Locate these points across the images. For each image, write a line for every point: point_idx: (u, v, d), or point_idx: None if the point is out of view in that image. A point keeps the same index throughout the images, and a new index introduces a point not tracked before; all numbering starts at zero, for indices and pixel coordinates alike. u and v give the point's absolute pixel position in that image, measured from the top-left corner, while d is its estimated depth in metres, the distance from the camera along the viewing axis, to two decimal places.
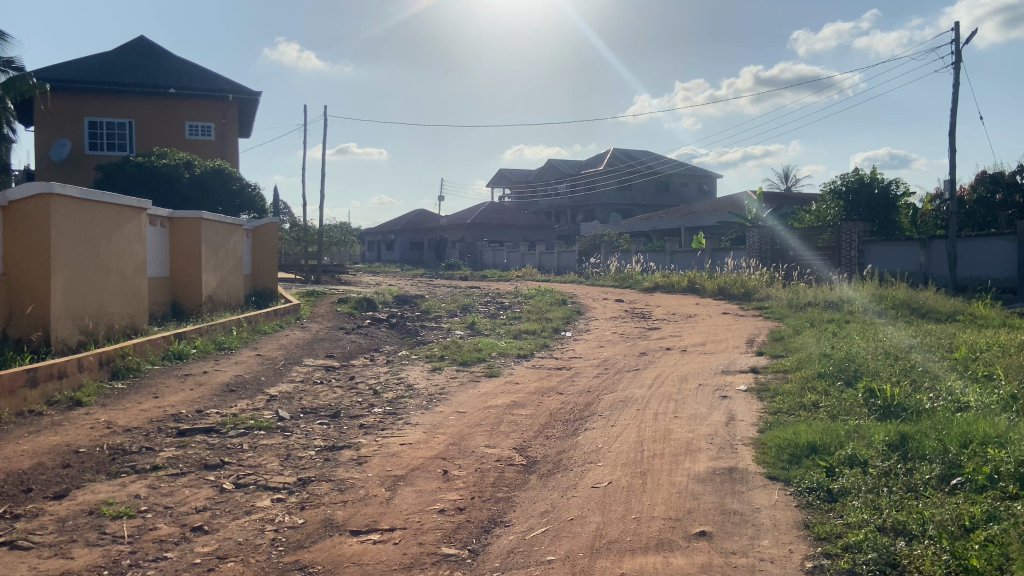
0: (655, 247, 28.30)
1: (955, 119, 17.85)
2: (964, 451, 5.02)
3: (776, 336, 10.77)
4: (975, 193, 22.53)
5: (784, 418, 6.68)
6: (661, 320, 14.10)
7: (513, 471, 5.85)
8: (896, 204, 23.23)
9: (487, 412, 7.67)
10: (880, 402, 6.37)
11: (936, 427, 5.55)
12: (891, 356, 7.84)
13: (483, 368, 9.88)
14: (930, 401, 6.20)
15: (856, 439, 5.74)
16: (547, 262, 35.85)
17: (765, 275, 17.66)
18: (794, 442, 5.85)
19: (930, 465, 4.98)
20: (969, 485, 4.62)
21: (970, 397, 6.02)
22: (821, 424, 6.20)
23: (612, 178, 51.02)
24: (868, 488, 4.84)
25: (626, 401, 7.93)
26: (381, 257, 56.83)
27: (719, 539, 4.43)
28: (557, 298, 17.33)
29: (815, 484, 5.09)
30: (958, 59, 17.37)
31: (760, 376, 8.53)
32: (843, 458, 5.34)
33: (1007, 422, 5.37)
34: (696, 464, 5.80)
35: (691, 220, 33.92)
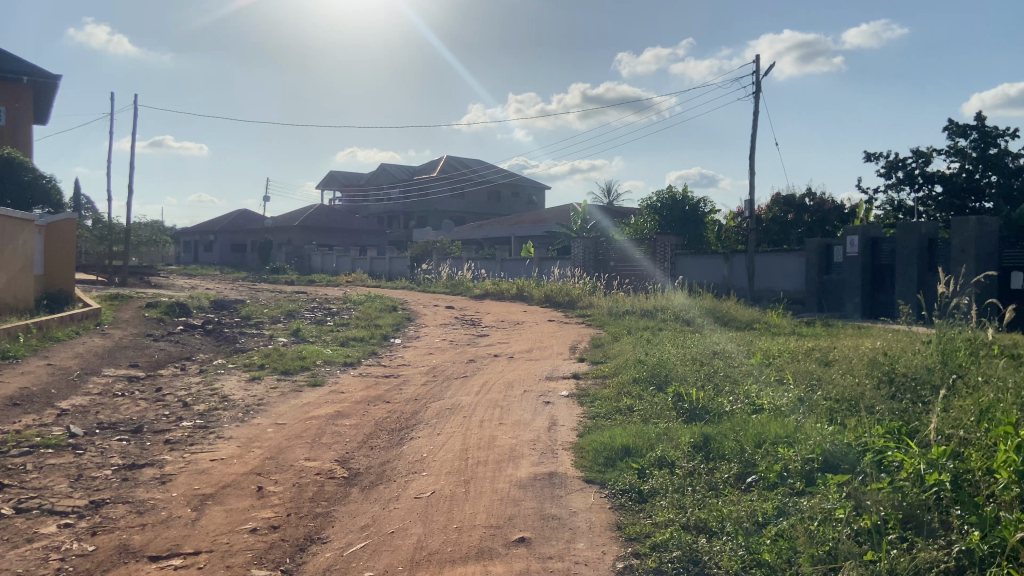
0: (486, 256, 28.72)
1: (754, 143, 19.50)
2: (758, 451, 5.45)
3: (596, 343, 11.22)
4: (770, 213, 24.79)
5: (602, 423, 6.95)
6: (490, 328, 14.26)
7: (333, 484, 5.65)
8: (704, 221, 25.15)
9: (308, 423, 7.37)
10: (687, 406, 6.82)
11: (735, 429, 6.01)
12: (697, 361, 8.41)
13: (306, 377, 9.51)
14: (730, 403, 6.69)
15: (664, 441, 6.10)
16: (377, 267, 35.38)
17: (588, 285, 18.36)
18: (610, 445, 6.11)
19: (730, 465, 5.37)
20: (762, 483, 5.04)
21: (763, 400, 6.55)
22: (635, 427, 6.53)
23: (445, 185, 51.29)
24: (674, 488, 5.14)
25: (452, 408, 7.93)
26: (199, 259, 53.36)
27: (537, 544, 4.51)
28: (386, 304, 17.09)
29: (628, 485, 5.35)
30: (757, 89, 19.01)
31: (582, 382, 8.83)
32: (653, 461, 5.66)
33: (795, 421, 5.91)
34: (518, 469, 5.90)
35: (520, 230, 34.77)
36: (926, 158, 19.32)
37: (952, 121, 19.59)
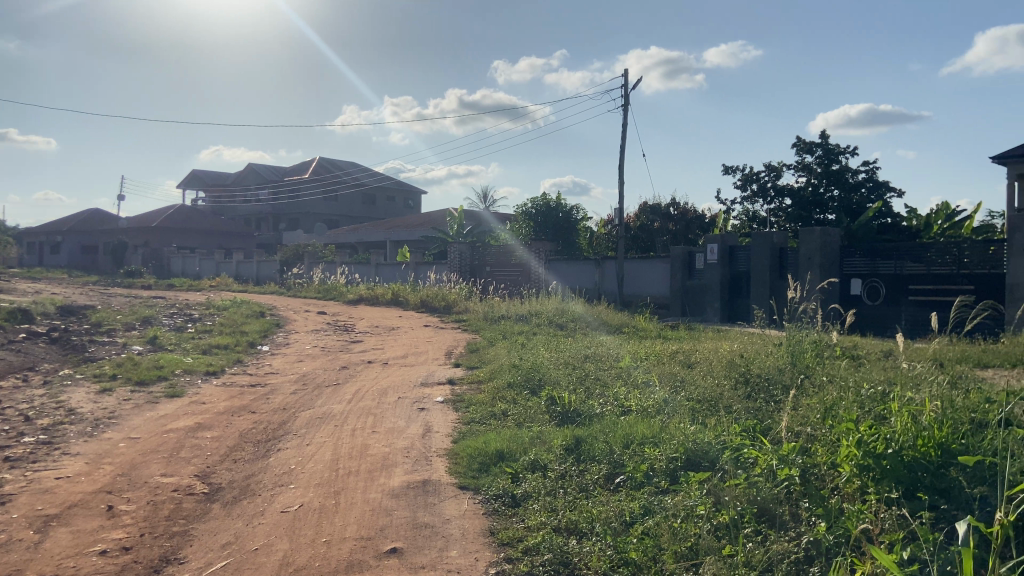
0: (360, 260, 28.21)
1: (623, 154, 20.18)
2: (626, 451, 5.62)
3: (472, 348, 11.23)
4: (639, 221, 25.77)
5: (476, 428, 6.95)
6: (363, 333, 13.96)
7: (193, 501, 5.33)
8: (576, 227, 25.76)
9: (166, 437, 6.93)
10: (559, 409, 6.95)
11: (605, 430, 6.16)
12: (569, 365, 8.59)
13: (164, 387, 8.94)
14: (600, 406, 6.87)
15: (537, 444, 6.18)
16: (245, 271, 33.93)
17: (464, 290, 18.38)
18: (483, 451, 6.12)
19: (600, 466, 5.50)
20: (629, 482, 5.20)
21: (631, 402, 6.76)
22: (508, 432, 6.57)
23: (317, 187, 49.97)
24: (546, 490, 5.21)
25: (323, 417, 7.69)
26: (43, 262, 49.17)
27: (409, 554, 4.44)
28: (254, 309, 16.37)
29: (501, 490, 5.37)
30: (626, 102, 19.71)
31: (456, 388, 8.80)
32: (526, 464, 5.72)
33: (659, 421, 6.14)
34: (391, 478, 5.79)
35: (395, 235, 34.35)
36: (777, 172, 20.65)
37: (799, 138, 21.05)
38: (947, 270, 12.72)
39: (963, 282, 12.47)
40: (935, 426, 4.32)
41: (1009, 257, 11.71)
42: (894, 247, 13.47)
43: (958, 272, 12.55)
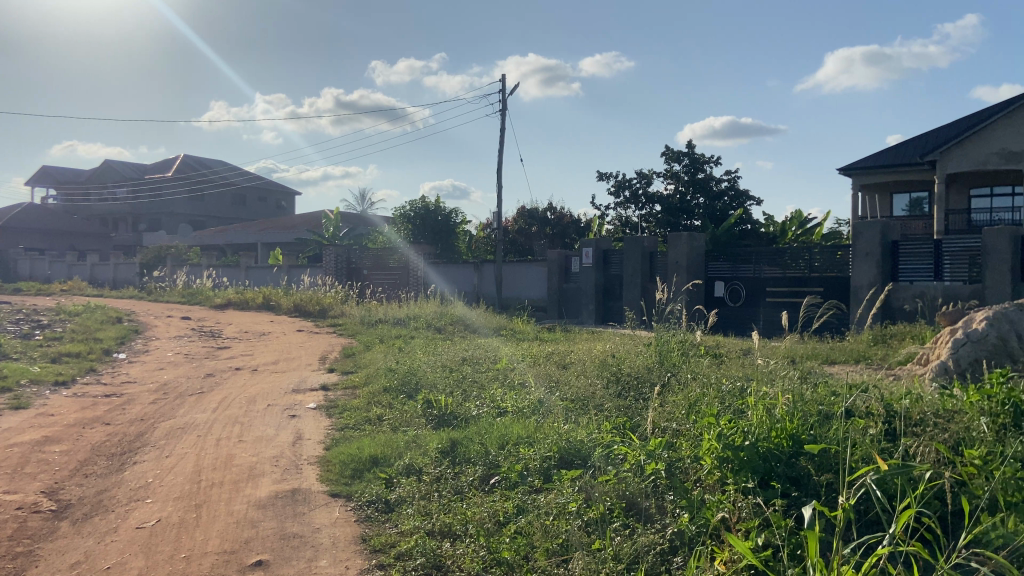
0: (229, 264, 27.03)
1: (502, 158, 20.37)
2: (501, 452, 5.65)
3: (347, 353, 10.99)
4: (516, 225, 26.10)
5: (349, 434, 6.78)
6: (231, 339, 13.35)
7: (37, 520, 4.90)
8: (455, 231, 25.77)
9: (7, 452, 6.34)
10: (436, 412, 6.90)
11: (480, 432, 6.17)
12: (447, 368, 8.56)
13: (6, 399, 8.18)
14: (477, 407, 6.88)
15: (412, 448, 6.11)
16: (100, 274, 31.74)
17: (340, 294, 17.97)
18: (356, 457, 5.98)
19: (474, 467, 5.49)
20: (503, 483, 5.22)
21: (507, 403, 6.80)
22: (383, 437, 6.45)
23: (182, 186, 47.48)
24: (421, 495, 5.15)
25: (185, 428, 7.28)
26: None
27: (276, 566, 4.26)
28: (110, 315, 15.30)
29: (374, 496, 5.26)
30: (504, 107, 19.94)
31: (330, 394, 8.57)
32: (400, 469, 5.64)
33: (534, 422, 6.20)
34: (258, 489, 5.55)
35: (267, 237, 33.14)
36: (647, 180, 21.49)
37: (669, 147, 21.97)
38: (800, 273, 13.61)
39: (814, 284, 13.37)
40: (787, 419, 4.61)
41: (853, 261, 12.66)
42: (754, 252, 14.29)
43: (810, 276, 13.46)
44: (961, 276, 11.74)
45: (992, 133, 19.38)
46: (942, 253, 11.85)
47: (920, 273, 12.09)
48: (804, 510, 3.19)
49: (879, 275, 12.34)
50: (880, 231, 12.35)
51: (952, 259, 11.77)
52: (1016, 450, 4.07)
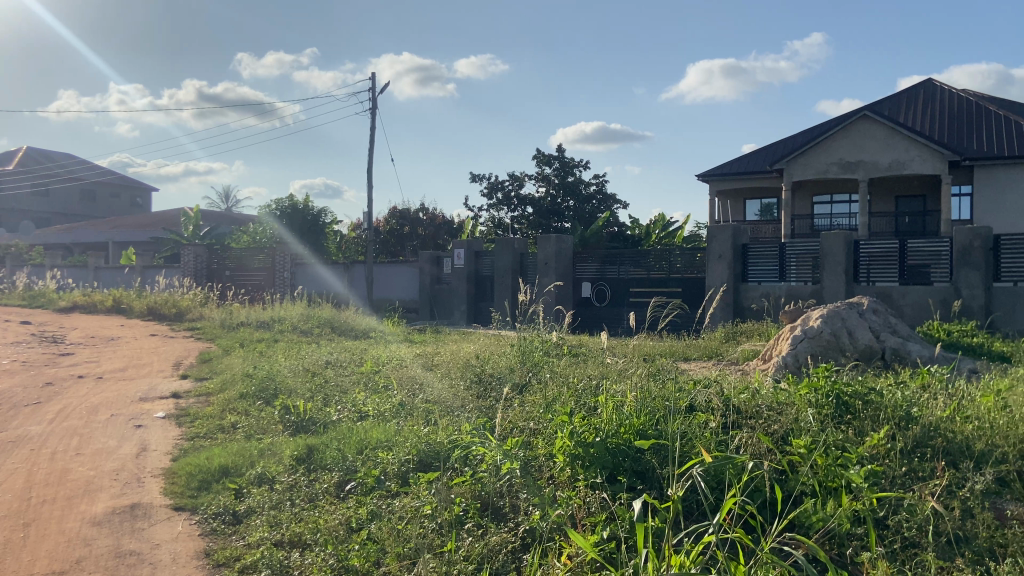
0: (77, 264, 25.20)
1: (372, 158, 20.05)
2: (359, 457, 5.54)
3: (204, 358, 10.48)
4: (388, 225, 25.78)
5: (199, 444, 6.47)
6: (75, 345, 12.41)
7: None
8: (325, 231, 25.30)
9: None
10: (293, 419, 6.70)
11: (338, 438, 6.04)
12: (309, 372, 8.33)
13: None
14: (337, 412, 6.73)
15: (265, 457, 5.90)
16: None
17: (199, 296, 17.12)
18: (205, 467, 5.71)
19: (330, 474, 5.36)
20: (359, 488, 5.13)
21: (368, 408, 6.69)
22: (235, 446, 6.19)
23: (23, 180, 43.74)
24: (271, 504, 4.98)
25: (16, 441, 6.69)
26: None
27: None
28: None
29: (221, 508, 5.04)
30: (374, 105, 19.63)
31: (181, 402, 8.14)
32: (251, 479, 5.44)
33: (394, 426, 6.13)
34: (94, 505, 5.18)
35: (120, 235, 31.12)
36: (520, 182, 21.82)
37: (540, 150, 22.38)
38: (661, 274, 14.22)
39: (674, 284, 14.01)
40: (635, 416, 4.80)
41: (707, 263, 13.36)
42: (619, 253, 14.78)
43: (670, 277, 14.10)
44: (803, 277, 12.60)
45: (832, 144, 20.95)
46: (787, 256, 12.71)
47: (766, 273, 12.93)
48: (634, 504, 3.34)
49: (731, 275, 13.09)
50: (731, 235, 13.11)
51: (795, 261, 12.61)
52: (835, 438, 4.41)
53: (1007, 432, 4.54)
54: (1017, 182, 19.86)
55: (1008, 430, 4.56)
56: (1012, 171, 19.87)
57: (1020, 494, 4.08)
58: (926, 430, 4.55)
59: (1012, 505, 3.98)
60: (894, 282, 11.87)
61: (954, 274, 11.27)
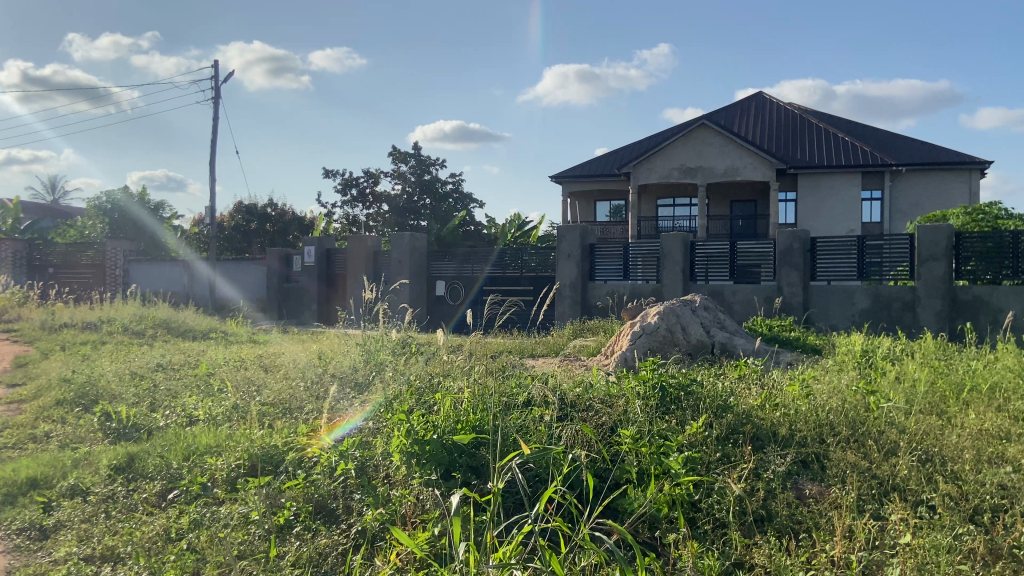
0: None
1: (215, 150, 19.09)
2: (185, 464, 5.25)
3: (18, 363, 9.57)
4: (234, 221, 24.68)
5: (6, 455, 5.89)
6: None
7: None
8: (163, 226, 24.15)
9: None
10: (116, 426, 6.26)
11: (164, 444, 5.70)
12: (136, 376, 7.80)
13: None
14: (165, 418, 6.36)
15: (81, 467, 5.46)
16: None
17: (18, 295, 15.62)
18: (10, 480, 5.21)
19: (151, 483, 5.04)
20: (184, 496, 4.84)
21: (199, 411, 6.36)
22: (48, 456, 5.69)
23: None
24: (84, 517, 4.61)
25: None
26: None
27: None
28: None
29: (25, 523, 4.61)
30: (217, 94, 18.70)
31: None
32: (63, 491, 5.02)
33: (226, 429, 5.86)
34: None
35: None
36: (375, 179, 21.51)
37: (396, 147, 22.19)
38: (514, 272, 14.49)
39: (526, 284, 14.31)
40: (471, 412, 4.83)
41: (557, 262, 13.73)
42: (473, 252, 14.94)
43: (522, 276, 14.38)
44: (645, 276, 13.22)
45: (676, 150, 22.12)
46: (631, 256, 13.28)
47: (612, 273, 13.47)
48: (451, 499, 3.37)
49: (579, 274, 13.53)
50: (580, 235, 13.56)
51: (639, 261, 13.21)
52: (659, 428, 4.63)
53: (809, 418, 4.96)
54: (835, 190, 21.77)
55: (809, 417, 4.98)
56: (831, 180, 21.79)
57: (816, 474, 4.43)
58: (738, 418, 4.87)
59: (810, 485, 4.32)
60: (726, 280, 12.70)
61: (778, 273, 12.19)
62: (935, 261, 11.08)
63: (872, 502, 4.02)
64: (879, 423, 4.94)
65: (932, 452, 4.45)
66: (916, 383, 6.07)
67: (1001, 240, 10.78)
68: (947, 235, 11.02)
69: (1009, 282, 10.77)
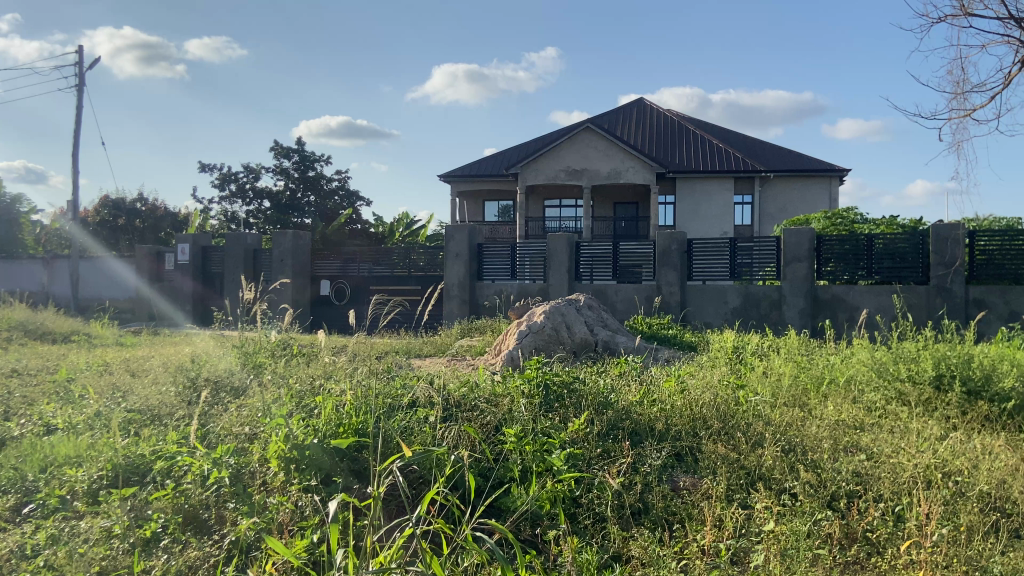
0: None
1: (76, 140, 17.88)
2: (42, 476, 4.88)
3: None
4: (100, 216, 23.20)
5: None
6: None
7: None
8: (19, 221, 22.41)
9: None
10: None
11: (18, 455, 5.28)
12: None
13: None
14: (19, 427, 5.89)
15: None
16: None
17: None
18: None
19: (3, 498, 4.66)
20: (40, 510, 4.49)
21: (58, 419, 5.94)
22: None
23: None
24: None
25: None
26: None
27: None
28: None
29: None
30: (82, 82, 17.55)
31: None
32: None
33: (89, 438, 5.50)
34: None
35: None
36: (256, 174, 20.77)
37: (278, 142, 21.54)
38: (401, 272, 14.35)
39: (414, 283, 14.21)
40: (354, 415, 4.74)
41: (445, 262, 13.71)
42: (359, 252, 14.70)
43: (409, 275, 14.28)
44: (532, 276, 13.41)
45: (562, 151, 22.55)
46: (518, 255, 13.44)
47: (499, 273, 13.58)
48: (329, 505, 3.29)
49: (467, 274, 13.56)
50: (468, 235, 13.61)
51: (526, 261, 13.39)
52: (542, 426, 4.70)
53: (684, 413, 5.19)
54: (711, 194, 22.85)
55: (684, 411, 5.22)
56: (708, 184, 22.84)
57: (689, 467, 4.63)
58: (618, 415, 5.02)
59: (684, 477, 4.51)
60: (609, 280, 13.07)
61: (658, 273, 12.65)
62: (799, 261, 11.80)
63: (740, 492, 4.23)
64: (747, 415, 5.22)
65: (794, 442, 4.74)
66: (781, 377, 6.46)
67: (856, 243, 11.65)
68: (809, 238, 11.79)
69: (863, 283, 11.63)
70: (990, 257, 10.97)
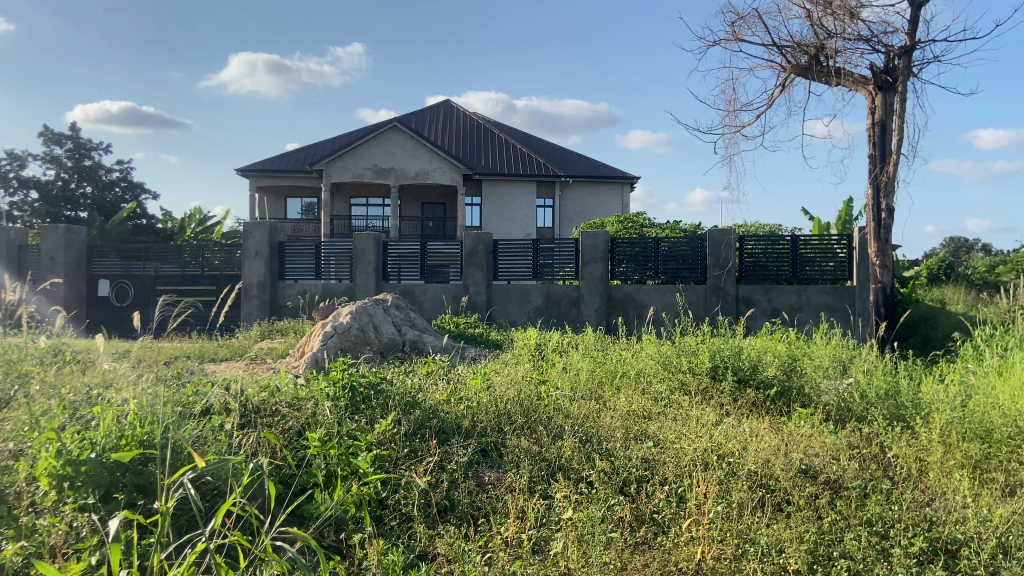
0: None
1: None
2: None
3: None
4: None
5: None
6: None
7: None
8: None
9: None
10: None
11: None
12: None
13: None
14: None
15: None
16: None
17: None
18: None
19: None
20: None
21: None
22: None
23: None
24: None
25: None
26: None
27: None
28: None
29: None
30: None
31: None
32: None
33: None
34: None
35: None
36: (20, 161, 18.48)
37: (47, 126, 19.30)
38: (193, 271, 13.43)
39: (207, 283, 13.34)
40: (138, 425, 4.33)
41: (243, 260, 13.01)
42: (145, 249, 13.55)
43: (202, 275, 13.39)
44: (337, 275, 13.10)
45: (368, 149, 22.21)
46: (322, 254, 13.05)
47: (303, 272, 13.12)
48: (108, 524, 3.00)
49: (267, 273, 12.95)
50: (268, 232, 13.01)
51: (330, 260, 13.04)
52: (348, 428, 4.60)
53: (489, 409, 5.33)
54: (515, 197, 23.61)
55: (489, 408, 5.36)
56: (511, 187, 23.56)
57: (494, 462, 4.75)
58: (425, 414, 5.03)
59: (489, 472, 4.61)
60: (416, 279, 13.09)
61: (464, 273, 12.84)
62: (595, 262, 12.51)
63: (542, 483, 4.41)
64: (548, 409, 5.45)
65: (590, 433, 5.02)
66: (579, 372, 6.83)
67: (645, 246, 12.54)
68: (604, 240, 12.51)
69: (651, 282, 12.56)
70: (757, 259, 12.26)
